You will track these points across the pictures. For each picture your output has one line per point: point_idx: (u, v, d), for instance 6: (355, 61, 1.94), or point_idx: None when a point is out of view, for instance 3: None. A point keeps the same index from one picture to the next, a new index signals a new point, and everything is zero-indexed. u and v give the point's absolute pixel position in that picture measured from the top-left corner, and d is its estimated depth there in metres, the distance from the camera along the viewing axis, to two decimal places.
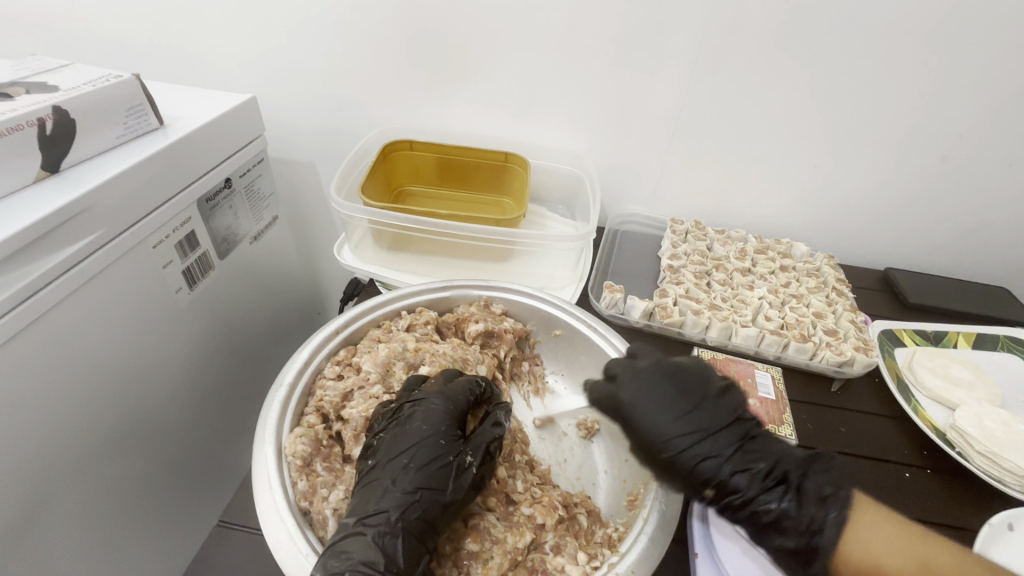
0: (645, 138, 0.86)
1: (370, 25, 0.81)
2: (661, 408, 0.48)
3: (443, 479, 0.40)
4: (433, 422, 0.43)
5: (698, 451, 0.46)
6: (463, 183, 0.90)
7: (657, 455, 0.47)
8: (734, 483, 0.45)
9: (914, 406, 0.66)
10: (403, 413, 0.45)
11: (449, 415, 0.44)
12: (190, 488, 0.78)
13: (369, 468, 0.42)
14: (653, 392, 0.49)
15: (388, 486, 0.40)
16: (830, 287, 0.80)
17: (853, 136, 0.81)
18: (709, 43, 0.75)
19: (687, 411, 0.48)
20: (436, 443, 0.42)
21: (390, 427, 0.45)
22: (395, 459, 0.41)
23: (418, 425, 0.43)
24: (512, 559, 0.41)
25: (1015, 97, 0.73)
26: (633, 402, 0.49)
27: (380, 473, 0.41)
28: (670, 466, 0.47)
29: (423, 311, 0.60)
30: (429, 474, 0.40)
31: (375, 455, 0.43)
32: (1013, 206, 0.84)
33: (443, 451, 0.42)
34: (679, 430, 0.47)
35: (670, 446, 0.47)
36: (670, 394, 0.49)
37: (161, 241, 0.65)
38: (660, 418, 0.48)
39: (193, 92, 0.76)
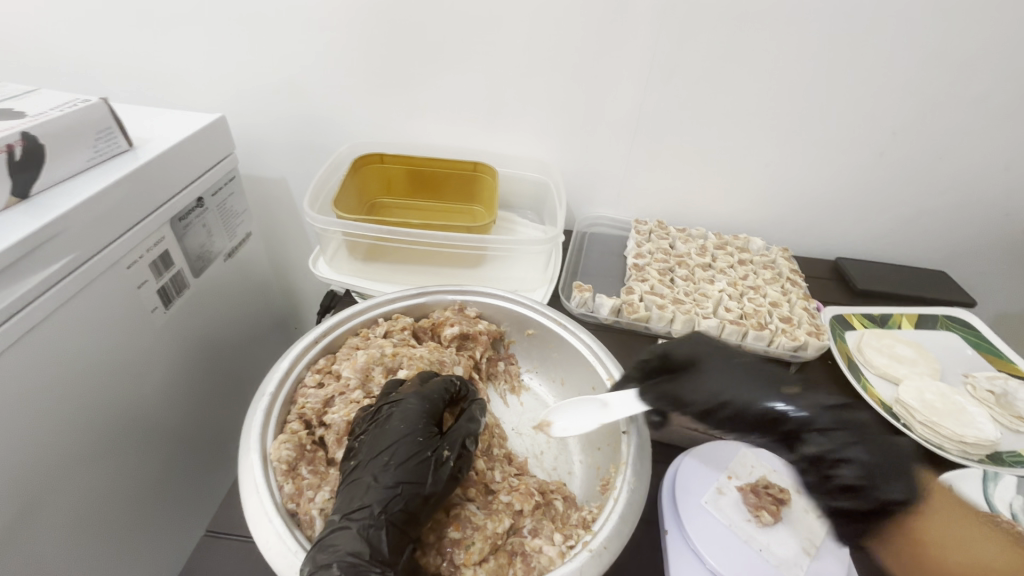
0: (608, 144, 0.91)
1: (338, 42, 0.83)
2: (712, 351, 0.56)
3: (425, 472, 0.42)
4: (410, 422, 0.45)
5: (764, 376, 0.52)
6: (434, 194, 0.92)
7: (714, 382, 0.52)
8: (804, 396, 0.50)
9: (863, 385, 0.71)
10: (377, 415, 0.47)
11: (425, 413, 0.47)
12: (170, 503, 0.78)
13: (352, 466, 0.44)
14: (706, 342, 0.57)
15: (367, 483, 0.41)
16: (785, 277, 0.86)
17: (798, 136, 0.87)
18: (663, 52, 0.80)
19: (748, 358, 0.55)
20: (414, 441, 0.44)
21: (368, 426, 0.47)
22: (376, 457, 0.43)
23: (397, 425, 0.45)
24: (492, 544, 0.43)
25: (937, 96, 0.80)
26: (692, 348, 0.56)
27: (360, 470, 0.43)
28: (730, 387, 0.52)
29: (398, 318, 0.62)
30: (405, 469, 0.42)
31: (356, 456, 0.45)
32: (947, 196, 0.91)
33: (422, 446, 0.44)
34: (742, 363, 0.54)
35: (733, 371, 0.53)
36: (732, 351, 0.57)
37: (135, 262, 0.66)
38: (725, 356, 0.55)
39: (161, 112, 0.77)
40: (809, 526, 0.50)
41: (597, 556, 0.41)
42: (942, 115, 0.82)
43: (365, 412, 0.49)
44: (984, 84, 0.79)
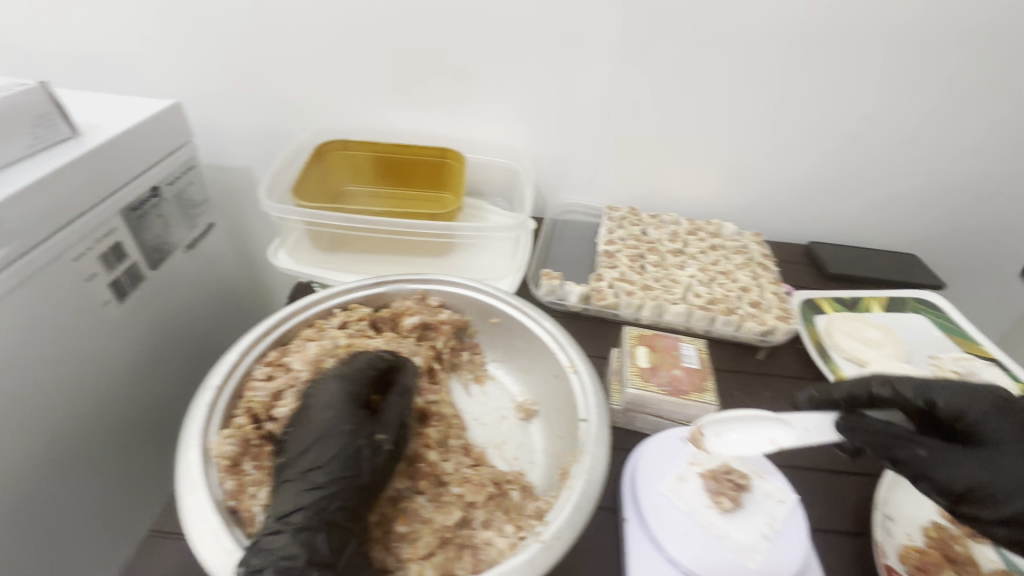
0: (579, 128, 0.89)
1: (297, 25, 0.80)
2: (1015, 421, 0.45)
3: (357, 459, 0.41)
4: (338, 409, 0.44)
5: None
6: (401, 181, 0.90)
7: (982, 468, 0.43)
8: None
9: (831, 368, 0.71)
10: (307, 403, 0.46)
11: (353, 397, 0.45)
12: (122, 498, 0.75)
13: (285, 461, 0.42)
14: (987, 404, 0.47)
15: (302, 481, 0.40)
16: (756, 261, 0.85)
17: (771, 119, 0.86)
18: (632, 33, 0.78)
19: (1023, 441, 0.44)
20: (343, 429, 0.42)
21: (299, 417, 0.45)
22: (307, 454, 0.41)
23: (325, 415, 0.44)
24: (440, 537, 0.42)
25: (908, 77, 0.80)
26: (986, 409, 0.46)
27: (294, 467, 0.41)
28: (1010, 481, 0.42)
29: (356, 308, 0.60)
30: (338, 460, 0.40)
31: (289, 451, 0.43)
32: (919, 179, 0.91)
33: (353, 432, 0.42)
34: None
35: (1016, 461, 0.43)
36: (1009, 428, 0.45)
37: (83, 254, 0.63)
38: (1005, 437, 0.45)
39: (111, 98, 0.74)
40: (769, 511, 0.49)
41: (548, 547, 0.39)
42: (913, 96, 0.82)
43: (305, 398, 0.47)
44: (955, 66, 0.78)
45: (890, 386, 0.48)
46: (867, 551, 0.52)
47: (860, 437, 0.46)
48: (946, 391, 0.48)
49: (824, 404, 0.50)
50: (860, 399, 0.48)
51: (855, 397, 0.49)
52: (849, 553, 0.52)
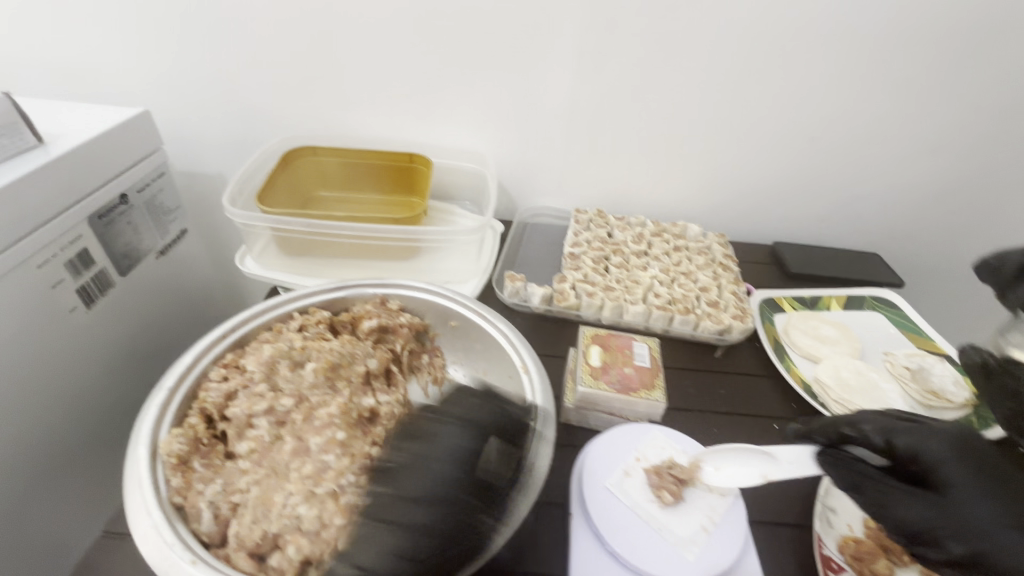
0: (544, 133, 0.91)
1: (264, 33, 0.82)
2: (982, 461, 0.42)
3: (462, 523, 0.43)
4: (456, 457, 0.47)
5: (1014, 526, 0.39)
6: (372, 186, 0.91)
7: (936, 513, 0.42)
8: None
9: (786, 365, 0.73)
10: (421, 450, 0.48)
11: (471, 451, 0.48)
12: (88, 501, 0.75)
13: (377, 498, 0.44)
14: (956, 444, 0.43)
15: (394, 527, 0.42)
16: (718, 262, 0.87)
17: (730, 123, 0.88)
18: (591, 39, 0.80)
19: (1004, 488, 0.41)
20: (461, 479, 0.46)
21: (401, 458, 0.47)
22: (427, 494, 0.44)
23: (444, 461, 0.47)
24: (379, 530, 0.43)
25: (859, 81, 0.82)
26: (947, 448, 0.43)
27: (389, 510, 0.43)
28: (960, 523, 0.40)
29: (315, 311, 0.62)
30: (440, 518, 0.43)
31: (397, 485, 0.45)
32: (878, 179, 0.93)
33: (459, 492, 0.45)
34: (1010, 503, 0.40)
35: (984, 508, 0.40)
36: (990, 478, 0.41)
37: (48, 261, 0.64)
38: (979, 482, 0.41)
39: (79, 107, 0.75)
40: (709, 504, 0.51)
41: (483, 538, 0.42)
42: (865, 100, 0.84)
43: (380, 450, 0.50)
44: (904, 70, 0.80)
45: (857, 427, 0.48)
46: (808, 542, 0.53)
47: (836, 474, 0.47)
48: (909, 430, 0.46)
49: (803, 438, 0.52)
50: (833, 438, 0.49)
51: (827, 435, 0.50)
52: (792, 545, 0.53)
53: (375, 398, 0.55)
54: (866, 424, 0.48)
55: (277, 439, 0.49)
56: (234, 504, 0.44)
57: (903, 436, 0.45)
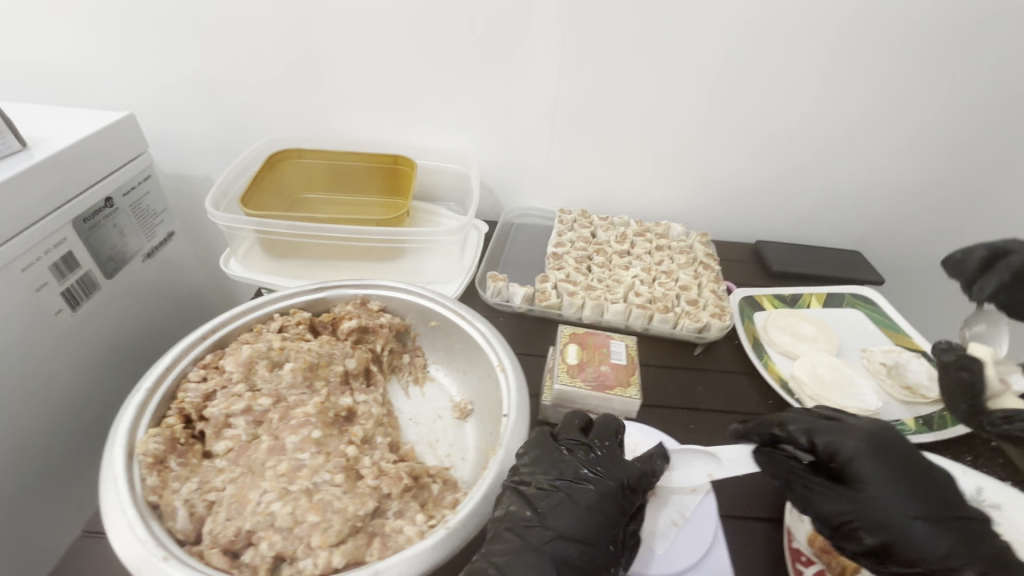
0: (529, 133, 0.92)
1: (248, 37, 0.82)
2: (891, 456, 0.48)
3: (601, 558, 0.44)
4: (597, 497, 0.47)
5: (905, 511, 0.45)
6: (356, 187, 0.92)
7: (849, 505, 0.47)
8: (942, 543, 0.44)
9: (765, 362, 0.74)
10: (585, 475, 0.48)
11: (610, 492, 0.48)
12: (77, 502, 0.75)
13: (529, 522, 0.45)
14: (864, 441, 0.49)
15: (553, 553, 0.43)
16: (699, 261, 0.88)
17: (712, 123, 0.89)
18: (572, 41, 0.81)
19: (897, 476, 0.47)
20: (597, 519, 0.46)
21: (579, 482, 0.48)
22: (556, 526, 0.45)
23: (584, 498, 0.47)
24: (351, 525, 0.43)
25: (838, 81, 0.83)
26: (864, 447, 0.48)
27: (540, 539, 0.44)
28: (875, 518, 0.46)
29: (295, 312, 0.63)
30: (588, 550, 0.44)
31: (537, 511, 0.46)
32: (859, 179, 0.94)
33: (611, 525, 0.46)
34: (901, 488, 0.46)
35: (881, 496, 0.46)
36: (888, 469, 0.47)
37: (32, 264, 0.64)
38: (881, 473, 0.47)
39: (64, 111, 0.75)
40: (682, 501, 0.54)
41: (454, 532, 0.42)
42: (844, 99, 0.85)
43: (493, 478, 0.49)
44: (880, 70, 0.81)
45: (785, 427, 0.52)
46: (779, 535, 0.53)
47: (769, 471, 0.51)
48: (830, 430, 0.50)
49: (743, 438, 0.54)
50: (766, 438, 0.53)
51: (761, 436, 0.53)
52: (764, 539, 0.53)
53: (353, 397, 0.57)
54: (793, 424, 0.52)
55: (254, 438, 0.51)
56: (209, 502, 0.45)
57: (823, 436, 0.50)
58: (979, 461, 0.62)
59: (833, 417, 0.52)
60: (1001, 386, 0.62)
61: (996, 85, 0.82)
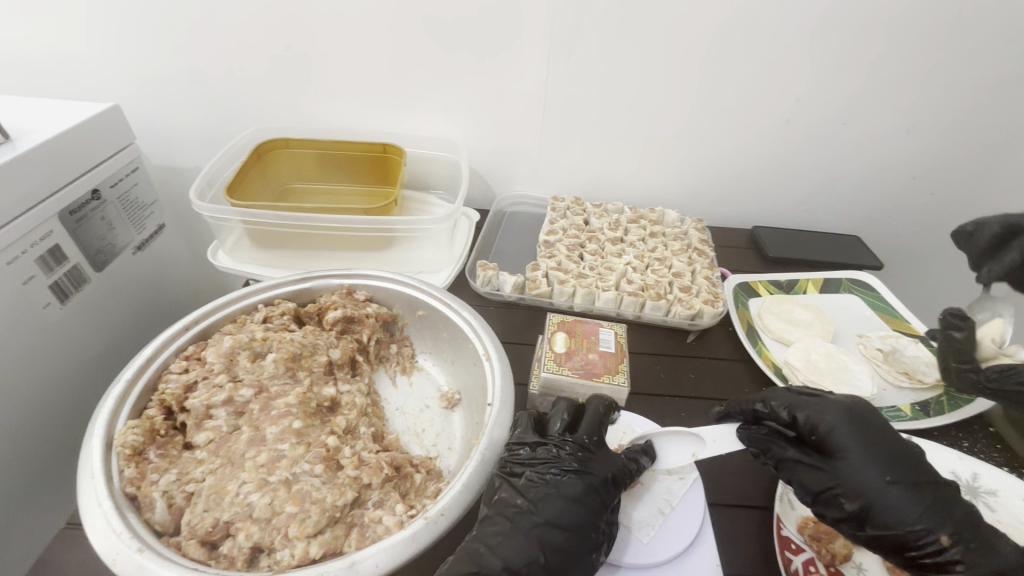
0: (520, 120, 0.90)
1: (230, 24, 0.81)
2: (868, 427, 0.48)
3: (586, 551, 0.44)
4: (582, 491, 0.47)
5: (878, 477, 0.45)
6: (347, 177, 0.91)
7: (825, 473, 0.47)
8: (914, 508, 0.43)
9: (758, 349, 0.73)
10: (570, 467, 0.48)
11: (597, 486, 0.47)
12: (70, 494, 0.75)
13: (519, 509, 0.46)
14: (841, 412, 0.49)
15: (539, 539, 0.44)
16: (693, 247, 0.86)
17: (707, 108, 0.87)
18: (561, 24, 0.78)
19: (873, 445, 0.47)
20: (583, 512, 0.45)
21: (564, 473, 0.48)
22: (543, 517, 0.45)
23: (570, 492, 0.46)
24: (330, 516, 0.44)
25: (837, 61, 0.80)
26: (842, 418, 0.49)
27: (528, 524, 0.45)
28: (853, 484, 0.46)
29: (279, 302, 0.62)
30: (574, 537, 0.44)
31: (524, 500, 0.46)
32: (858, 162, 0.92)
33: (595, 516, 0.46)
34: (877, 457, 0.46)
35: (856, 465, 0.46)
36: (866, 438, 0.47)
37: (18, 257, 0.63)
38: (858, 442, 0.47)
39: (48, 103, 0.74)
40: (668, 489, 0.54)
41: (432, 523, 0.42)
42: (842, 81, 0.82)
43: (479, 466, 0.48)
44: (880, 49, 0.78)
45: (767, 403, 0.53)
46: (771, 522, 0.52)
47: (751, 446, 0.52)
48: (809, 404, 0.51)
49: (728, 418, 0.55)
50: (751, 415, 0.54)
51: (747, 414, 0.55)
52: (755, 526, 0.52)
53: (336, 387, 0.57)
54: (775, 401, 0.52)
55: (235, 429, 0.51)
56: (188, 493, 0.45)
57: (803, 409, 0.50)
58: (976, 447, 0.61)
59: (816, 393, 0.52)
60: (994, 348, 0.66)
61: (1002, 64, 0.79)
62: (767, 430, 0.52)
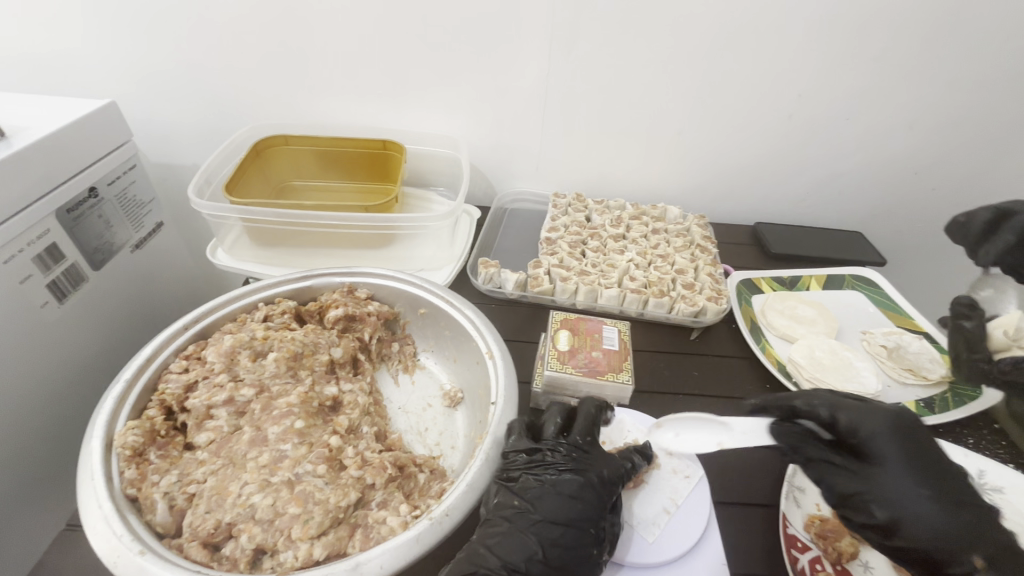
0: (520, 117, 0.90)
1: (227, 20, 0.80)
2: (911, 438, 0.47)
3: (586, 549, 0.44)
4: (579, 488, 0.46)
5: (915, 490, 0.44)
6: (347, 174, 0.91)
7: (858, 480, 0.46)
8: (950, 527, 0.42)
9: (762, 346, 0.72)
10: (565, 467, 0.48)
11: (594, 484, 0.47)
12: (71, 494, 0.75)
13: (517, 509, 0.45)
14: (886, 420, 0.48)
15: (538, 536, 0.43)
16: (696, 244, 0.86)
17: (709, 103, 0.86)
18: (562, 20, 0.78)
19: (914, 457, 0.46)
20: (581, 509, 0.45)
21: (560, 472, 0.47)
22: (541, 516, 0.44)
23: (566, 490, 0.46)
24: (333, 516, 0.43)
25: (840, 56, 0.79)
26: (885, 427, 0.47)
27: (525, 522, 0.44)
28: (885, 493, 0.45)
29: (280, 301, 0.61)
30: (572, 533, 0.44)
31: (521, 499, 0.46)
32: (860, 158, 0.91)
33: (594, 513, 0.45)
34: (916, 471, 0.45)
35: (893, 475, 0.45)
36: (906, 449, 0.46)
37: (15, 255, 0.62)
38: (898, 453, 0.46)
39: (44, 100, 0.73)
40: (673, 488, 0.53)
41: (437, 523, 0.41)
42: (845, 76, 0.82)
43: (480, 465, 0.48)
44: (884, 43, 0.78)
45: (809, 402, 0.50)
46: (777, 521, 0.52)
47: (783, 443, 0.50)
48: (853, 408, 0.49)
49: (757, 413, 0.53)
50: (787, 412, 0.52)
51: (782, 409, 0.52)
52: (760, 524, 0.52)
53: (338, 386, 0.57)
54: (816, 400, 0.50)
55: (236, 429, 0.51)
56: (190, 495, 0.44)
57: (847, 413, 0.48)
58: (981, 443, 0.61)
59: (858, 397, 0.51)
60: (1007, 339, 0.65)
61: (1007, 59, 0.78)
62: (801, 428, 0.51)
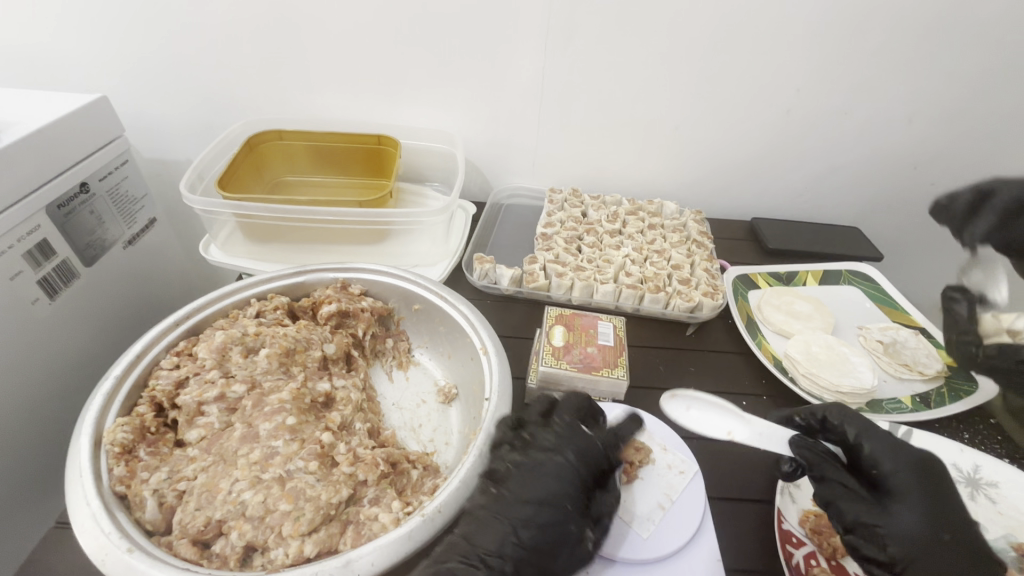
0: (516, 112, 0.89)
1: (220, 14, 0.79)
2: (931, 481, 0.48)
3: (563, 528, 0.43)
4: (556, 471, 0.46)
5: (927, 532, 0.45)
6: (341, 170, 0.90)
7: (872, 511, 0.47)
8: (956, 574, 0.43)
9: (758, 341, 0.72)
10: (546, 448, 0.48)
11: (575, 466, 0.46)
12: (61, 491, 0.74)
13: (495, 495, 0.45)
14: (911, 458, 0.49)
15: (511, 520, 0.43)
16: (692, 239, 0.86)
17: (706, 98, 0.86)
18: (558, 13, 0.77)
19: (930, 499, 0.47)
20: (558, 490, 0.45)
21: (539, 454, 0.47)
22: (519, 499, 0.44)
23: (544, 472, 0.46)
24: (324, 513, 0.43)
25: (838, 51, 0.79)
26: (909, 466, 0.48)
27: (505, 509, 0.44)
28: (897, 529, 0.45)
29: (273, 297, 0.61)
30: (551, 518, 0.44)
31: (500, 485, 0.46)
32: (857, 153, 0.91)
33: (572, 493, 0.45)
34: (931, 513, 0.46)
35: (908, 513, 0.46)
36: (925, 490, 0.47)
37: (5, 251, 0.62)
38: (917, 492, 0.47)
39: (34, 94, 0.73)
40: (668, 483, 0.52)
41: (429, 520, 0.42)
42: (843, 71, 0.81)
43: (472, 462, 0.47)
44: (882, 38, 0.77)
45: (835, 419, 0.52)
46: (772, 517, 0.52)
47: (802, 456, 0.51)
48: (882, 439, 0.50)
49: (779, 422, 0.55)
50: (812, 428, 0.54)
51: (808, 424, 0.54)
52: (755, 520, 0.52)
53: (331, 382, 0.56)
54: (844, 423, 0.51)
55: (228, 426, 0.50)
56: (180, 492, 0.44)
57: (874, 442, 0.50)
58: (977, 439, 0.61)
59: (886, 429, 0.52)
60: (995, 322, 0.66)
61: (1004, 54, 0.78)
62: (824, 449, 0.52)
